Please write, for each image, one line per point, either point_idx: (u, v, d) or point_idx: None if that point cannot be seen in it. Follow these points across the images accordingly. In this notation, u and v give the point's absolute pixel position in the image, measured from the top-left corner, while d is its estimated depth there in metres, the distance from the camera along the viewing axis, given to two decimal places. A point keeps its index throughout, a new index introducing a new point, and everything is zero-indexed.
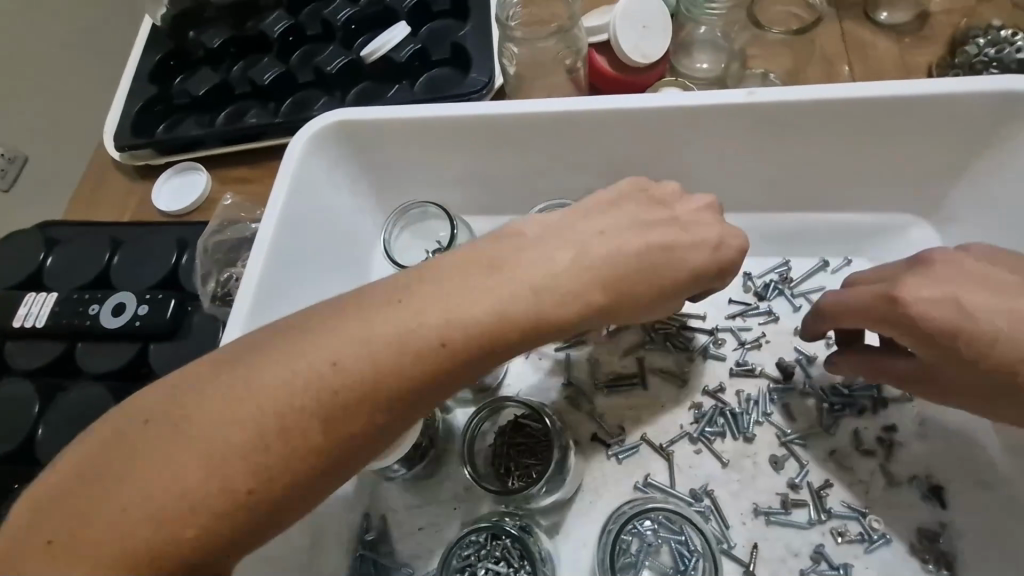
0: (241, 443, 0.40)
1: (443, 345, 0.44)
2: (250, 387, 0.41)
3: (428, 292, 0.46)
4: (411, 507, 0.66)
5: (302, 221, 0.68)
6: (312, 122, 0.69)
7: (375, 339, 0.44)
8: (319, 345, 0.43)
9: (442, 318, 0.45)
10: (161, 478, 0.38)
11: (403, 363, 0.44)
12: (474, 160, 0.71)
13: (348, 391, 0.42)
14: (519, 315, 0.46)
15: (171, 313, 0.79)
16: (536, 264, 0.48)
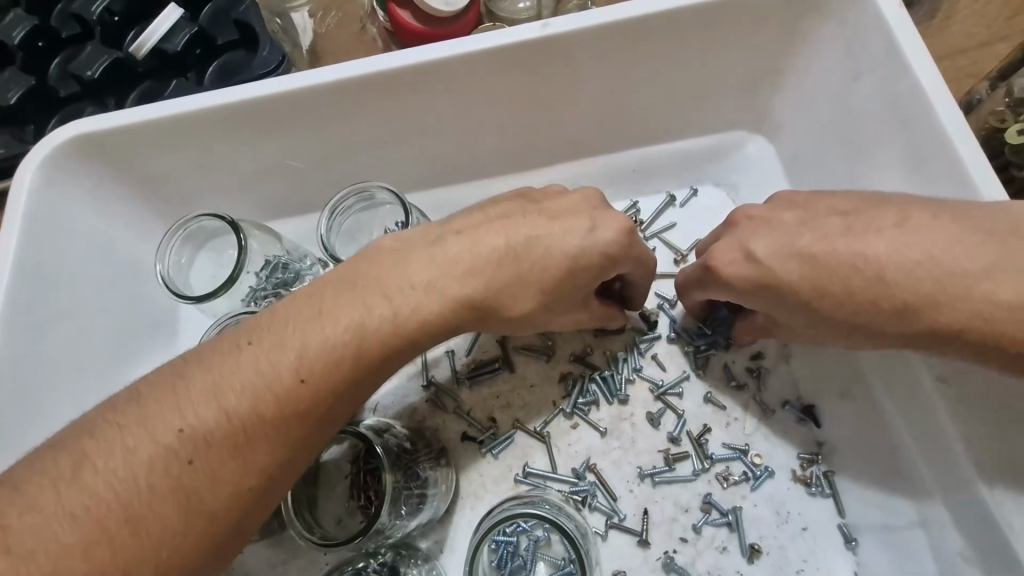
0: (74, 542, 0.36)
1: (191, 463, 0.39)
2: (54, 495, 0.36)
3: (156, 407, 0.39)
4: (274, 565, 0.57)
5: (48, 271, 0.55)
6: (42, 142, 0.55)
7: (94, 483, 0.37)
8: (40, 504, 0.36)
9: (177, 430, 0.39)
10: None
11: (159, 493, 0.38)
12: (264, 153, 0.60)
13: (96, 547, 0.36)
14: (277, 397, 0.41)
15: None
16: (289, 335, 0.42)
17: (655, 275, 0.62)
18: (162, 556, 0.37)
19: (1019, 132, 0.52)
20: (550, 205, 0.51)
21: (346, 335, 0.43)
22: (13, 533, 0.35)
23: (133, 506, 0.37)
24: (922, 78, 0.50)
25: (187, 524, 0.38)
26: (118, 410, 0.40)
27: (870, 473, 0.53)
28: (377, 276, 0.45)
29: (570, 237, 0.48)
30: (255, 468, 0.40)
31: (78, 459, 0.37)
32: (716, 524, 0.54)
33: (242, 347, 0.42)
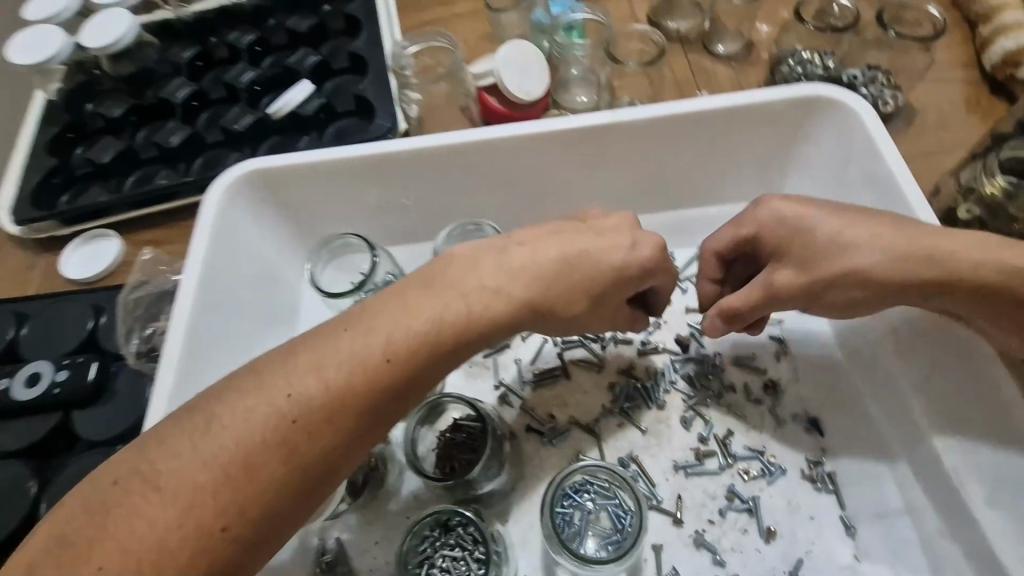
0: (206, 482, 0.45)
1: (295, 421, 0.48)
2: (191, 446, 0.46)
3: (271, 375, 0.49)
4: (362, 526, 0.68)
5: (225, 267, 0.71)
6: (230, 172, 0.73)
7: (225, 432, 0.47)
8: (183, 451, 0.46)
9: (287, 395, 0.49)
10: (138, 528, 0.43)
11: (270, 445, 0.47)
12: (386, 193, 0.78)
13: (220, 488, 0.45)
14: (367, 375, 0.51)
15: (93, 376, 0.76)
16: (377, 324, 0.53)
17: (687, 309, 0.78)
18: (270, 496, 0.47)
19: (967, 211, 0.69)
20: (598, 225, 0.63)
21: (427, 324, 0.54)
22: (161, 475, 0.45)
23: (251, 456, 0.46)
24: (893, 166, 0.67)
25: (296, 472, 0.48)
26: (238, 384, 0.50)
27: (865, 468, 0.66)
28: (452, 281, 0.57)
29: (615, 251, 0.61)
30: (346, 429, 0.50)
31: (207, 418, 0.48)
32: (738, 509, 0.65)
33: (341, 332, 0.53)
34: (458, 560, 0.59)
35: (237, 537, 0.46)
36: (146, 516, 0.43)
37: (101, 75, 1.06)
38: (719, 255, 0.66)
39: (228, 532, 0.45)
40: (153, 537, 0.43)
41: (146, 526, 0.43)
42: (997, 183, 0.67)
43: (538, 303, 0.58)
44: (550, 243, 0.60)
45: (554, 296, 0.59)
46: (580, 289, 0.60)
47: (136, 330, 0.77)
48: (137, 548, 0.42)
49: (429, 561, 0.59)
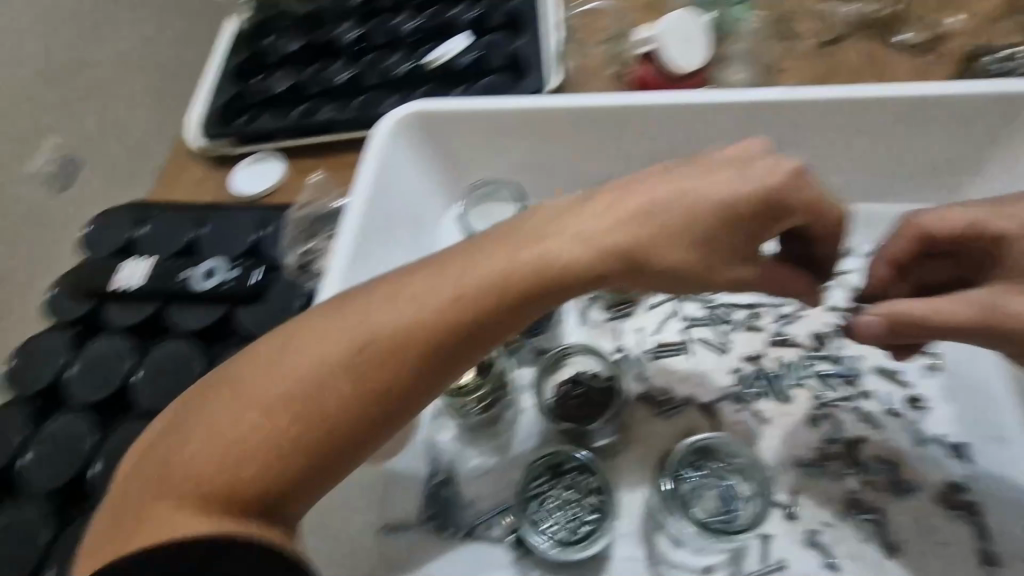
0: (281, 395, 0.48)
1: (366, 349, 0.49)
2: (272, 360, 0.49)
3: (345, 309, 0.51)
4: (473, 455, 0.72)
5: (386, 199, 0.76)
6: (399, 109, 0.78)
7: (296, 355, 0.49)
8: (255, 372, 0.49)
9: (360, 325, 0.50)
10: (224, 429, 0.47)
11: (341, 368, 0.48)
12: (537, 147, 0.79)
13: (295, 402, 0.48)
14: (444, 312, 0.50)
15: (258, 280, 0.87)
16: (450, 269, 0.52)
17: (828, 306, 0.74)
18: (343, 415, 0.48)
19: None
20: (717, 163, 0.53)
21: (501, 270, 0.51)
22: (236, 388, 0.49)
23: (323, 378, 0.48)
24: None
25: (362, 402, 0.49)
26: (314, 317, 0.52)
27: (1009, 506, 0.61)
28: (533, 232, 0.53)
29: (726, 186, 0.51)
30: (409, 367, 0.50)
31: (273, 351, 0.50)
32: (861, 518, 0.62)
33: (416, 273, 0.53)
34: (569, 502, 0.61)
35: (310, 449, 0.48)
36: (215, 425, 0.47)
37: (283, 14, 1.15)
38: (893, 261, 0.60)
39: (303, 441, 0.48)
40: (234, 439, 0.47)
41: (230, 429, 0.47)
42: None
43: (635, 255, 0.51)
44: (654, 186, 0.52)
45: (651, 244, 0.51)
46: (683, 238, 0.51)
47: (296, 245, 0.86)
48: (222, 445, 0.47)
49: (540, 497, 0.62)
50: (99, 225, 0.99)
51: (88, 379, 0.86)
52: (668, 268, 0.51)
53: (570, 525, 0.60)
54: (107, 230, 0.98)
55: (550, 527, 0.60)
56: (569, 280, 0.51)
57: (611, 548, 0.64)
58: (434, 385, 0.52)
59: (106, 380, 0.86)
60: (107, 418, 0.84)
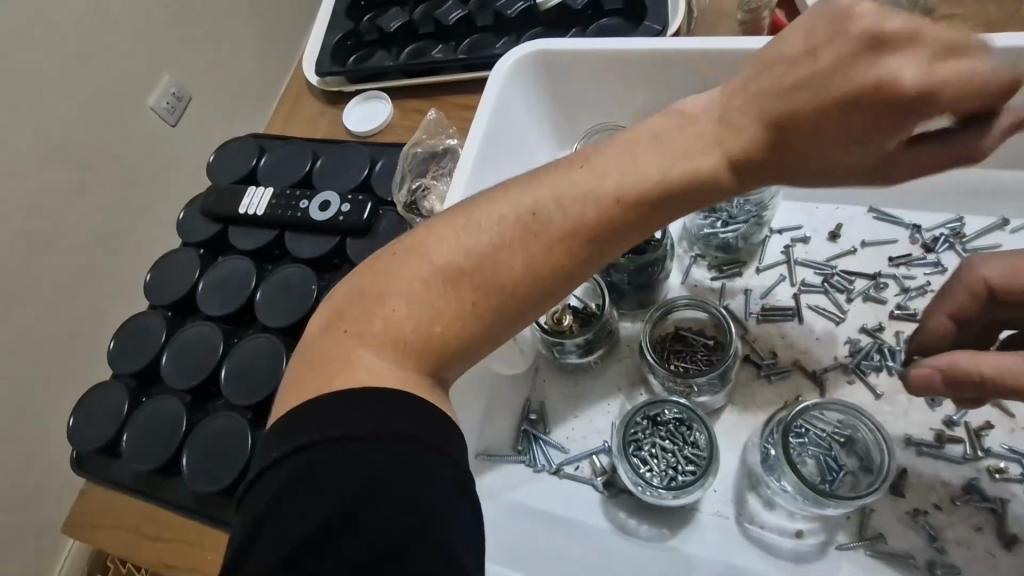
0: (449, 269, 0.45)
1: (527, 232, 0.45)
2: (443, 233, 0.46)
3: (506, 192, 0.46)
4: (567, 398, 0.74)
5: (501, 139, 0.76)
6: (519, 48, 0.77)
7: (451, 240, 0.45)
8: (404, 263, 0.46)
9: (528, 209, 0.45)
10: (397, 297, 0.45)
11: (509, 249, 0.45)
12: (658, 95, 0.77)
13: (465, 277, 0.45)
14: (604, 205, 0.44)
15: (368, 215, 0.90)
16: (620, 159, 0.44)
17: None
18: (512, 296, 0.45)
19: None
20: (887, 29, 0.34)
21: (676, 163, 0.42)
22: (381, 288, 0.46)
23: (492, 257, 0.45)
24: None
25: (519, 285, 0.45)
26: (461, 210, 0.47)
27: None
28: (709, 114, 0.42)
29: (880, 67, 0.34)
30: (564, 258, 0.45)
31: (420, 241, 0.46)
32: (979, 505, 0.59)
33: (573, 165, 0.45)
34: (665, 451, 0.63)
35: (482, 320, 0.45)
36: (377, 314, 0.45)
37: None
38: (955, 314, 0.55)
39: (472, 312, 0.45)
40: (405, 307, 0.45)
41: (401, 298, 0.45)
42: None
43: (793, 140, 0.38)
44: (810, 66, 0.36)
45: (809, 125, 0.37)
46: (866, 111, 0.35)
47: (407, 181, 0.87)
48: (393, 312, 0.45)
49: (637, 443, 0.63)
50: (223, 154, 1.06)
51: (212, 295, 0.93)
52: (836, 157, 0.38)
53: (665, 472, 0.61)
54: (231, 160, 1.05)
55: (645, 472, 0.61)
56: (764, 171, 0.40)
57: (699, 502, 0.65)
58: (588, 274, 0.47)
59: (227, 299, 0.92)
60: (229, 332, 0.92)
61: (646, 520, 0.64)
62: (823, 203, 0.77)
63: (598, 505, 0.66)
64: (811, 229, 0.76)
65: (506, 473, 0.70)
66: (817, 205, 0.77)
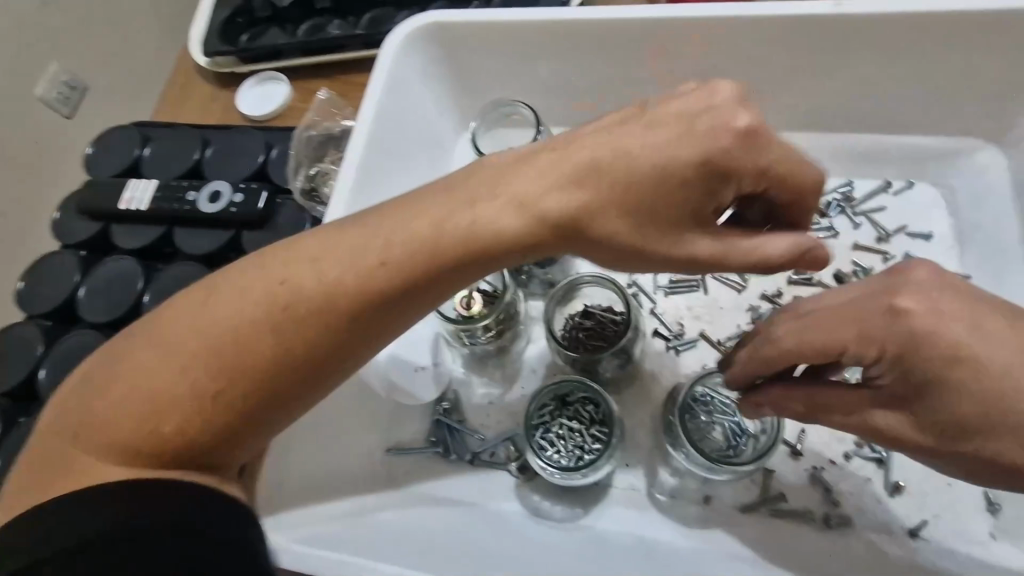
0: (218, 341, 0.47)
1: (282, 309, 0.47)
2: (210, 302, 0.49)
3: (273, 262, 0.49)
4: (480, 384, 0.72)
5: (397, 118, 0.72)
6: (411, 20, 0.73)
7: (211, 315, 0.48)
8: (167, 338, 0.48)
9: (280, 283, 0.48)
10: (160, 374, 0.47)
11: (269, 322, 0.48)
12: (558, 67, 0.73)
13: (230, 345, 0.48)
14: (361, 275, 0.47)
15: (264, 204, 0.84)
16: (385, 229, 0.48)
17: (854, 245, 0.71)
18: (279, 366, 0.48)
19: None
20: (670, 107, 0.44)
21: (430, 231, 0.46)
22: (149, 342, 0.48)
23: (255, 329, 0.47)
24: None
25: (275, 364, 0.48)
26: (235, 267, 0.50)
27: None
28: (476, 181, 0.47)
29: (664, 140, 0.42)
30: (319, 336, 0.48)
31: (198, 296, 0.49)
32: (867, 458, 0.61)
33: (347, 228, 0.49)
34: (573, 432, 0.62)
35: (245, 390, 0.48)
36: (134, 370, 0.48)
37: None
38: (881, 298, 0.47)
39: (233, 386, 0.48)
40: (171, 380, 0.47)
41: (165, 369, 0.47)
42: None
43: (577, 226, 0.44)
44: (630, 128, 0.43)
45: (593, 210, 0.43)
46: (676, 176, 0.42)
47: (303, 168, 0.82)
48: (156, 382, 0.47)
49: (545, 426, 0.62)
50: (102, 144, 0.96)
51: (98, 301, 0.86)
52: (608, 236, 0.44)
53: (573, 453, 0.60)
54: (111, 150, 0.96)
55: (553, 454, 0.60)
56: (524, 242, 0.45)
57: (612, 477, 0.65)
58: (340, 368, 0.50)
59: (114, 303, 0.85)
60: None
61: (559, 501, 0.64)
62: None
63: (512, 490, 0.65)
64: None
65: (302, 515, 0.61)
66: None
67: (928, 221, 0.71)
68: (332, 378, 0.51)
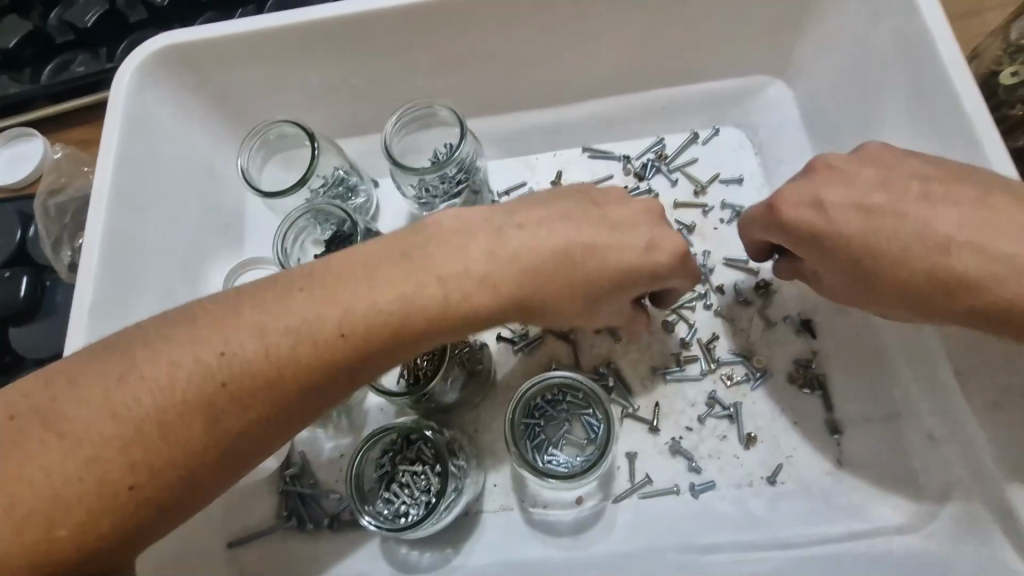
0: (114, 435, 0.38)
1: (225, 386, 0.40)
2: (115, 375, 0.39)
3: (181, 335, 0.41)
4: (328, 441, 0.64)
5: (145, 163, 0.63)
6: (138, 49, 0.63)
7: (91, 403, 0.38)
8: (38, 440, 0.37)
9: (218, 353, 0.40)
10: (33, 473, 0.36)
11: (190, 409, 0.40)
12: (330, 72, 0.67)
13: (127, 446, 0.38)
14: (316, 352, 0.42)
15: (27, 291, 0.71)
16: (335, 291, 0.43)
17: (676, 204, 0.68)
18: (201, 460, 0.40)
19: (1013, 74, 0.58)
20: (613, 212, 0.47)
21: (392, 308, 0.43)
22: (66, 421, 0.38)
23: (166, 418, 0.39)
24: (930, 20, 0.55)
25: (176, 463, 0.39)
26: (182, 322, 0.41)
27: (856, 377, 0.60)
28: (420, 255, 0.45)
29: (626, 251, 0.46)
30: (226, 428, 0.41)
31: (127, 361, 0.39)
32: (719, 416, 0.61)
33: (293, 294, 0.43)
34: (418, 474, 0.57)
35: (142, 499, 0.39)
36: (36, 458, 0.37)
37: None
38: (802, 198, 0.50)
39: (136, 491, 0.38)
40: (49, 484, 0.36)
41: (41, 472, 0.37)
42: None
43: (523, 303, 0.46)
44: (584, 226, 0.47)
45: (544, 293, 0.46)
46: (632, 280, 0.47)
47: (65, 242, 0.73)
48: (28, 496, 0.36)
49: (390, 476, 0.57)
50: None
51: None
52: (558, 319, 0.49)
53: (421, 498, 0.55)
54: None
55: (400, 507, 0.55)
56: (460, 313, 0.45)
57: (481, 502, 0.61)
58: (237, 469, 0.43)
59: None
60: None
61: (428, 546, 0.59)
62: (541, 152, 0.72)
63: (377, 549, 0.60)
64: (534, 182, 0.71)
65: None
66: (535, 156, 0.72)
67: (739, 162, 0.69)
68: (251, 462, 0.44)
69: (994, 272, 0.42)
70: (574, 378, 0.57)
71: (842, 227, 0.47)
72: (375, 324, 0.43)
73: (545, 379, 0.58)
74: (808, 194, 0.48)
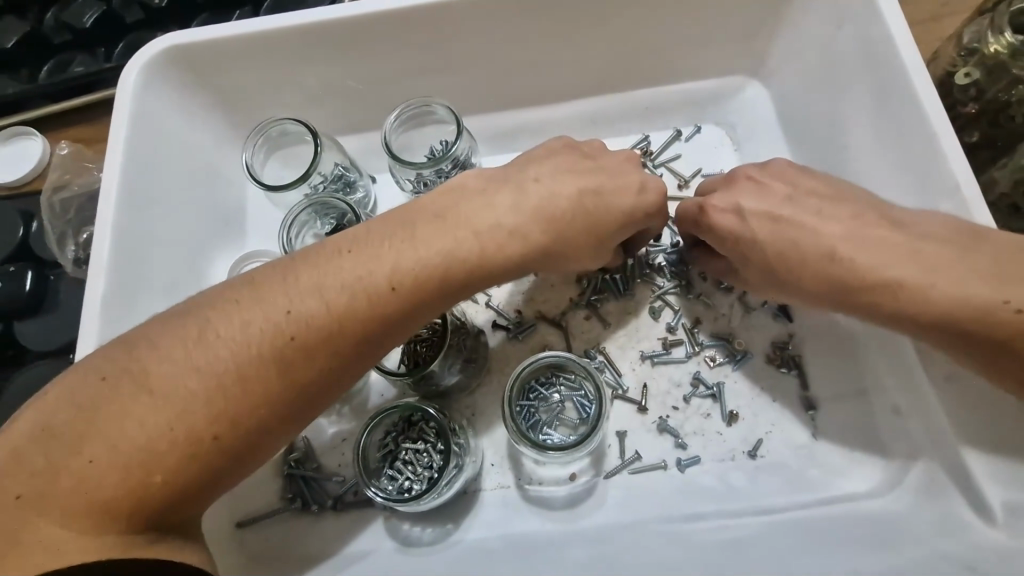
0: (199, 390, 0.41)
1: (293, 339, 0.44)
2: (194, 337, 0.42)
3: (252, 297, 0.44)
4: (330, 425, 0.67)
5: (150, 160, 0.65)
6: (142, 50, 0.65)
7: (178, 360, 0.41)
8: (131, 398, 0.40)
9: (286, 311, 0.44)
10: (128, 429, 0.40)
11: (264, 362, 0.43)
12: (327, 72, 0.69)
13: (210, 398, 0.42)
14: (370, 304, 0.46)
15: (31, 285, 0.73)
16: (384, 250, 0.47)
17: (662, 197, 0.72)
18: (276, 410, 0.44)
19: (965, 75, 0.62)
20: (606, 162, 0.56)
21: (436, 259, 0.48)
22: (155, 379, 0.41)
23: (244, 371, 0.42)
24: (892, 28, 0.60)
25: (253, 411, 0.43)
26: (248, 287, 0.45)
27: (828, 356, 0.65)
28: (459, 211, 0.50)
29: (626, 196, 0.54)
30: (296, 379, 0.44)
31: (203, 324, 0.43)
32: (703, 395, 0.65)
33: (343, 254, 0.47)
34: (421, 452, 0.60)
35: (224, 448, 0.42)
36: (131, 413, 0.40)
37: None
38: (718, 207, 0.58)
39: (219, 440, 0.42)
40: (142, 437, 0.40)
41: (135, 426, 0.40)
42: (1003, 40, 0.58)
43: (546, 250, 0.52)
44: (592, 176, 0.54)
45: (558, 246, 0.52)
46: (638, 215, 0.55)
47: (70, 237, 0.75)
48: (122, 448, 0.40)
49: (393, 455, 0.60)
50: None
51: None
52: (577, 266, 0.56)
53: (424, 474, 0.58)
54: None
55: (404, 483, 0.58)
56: (496, 261, 0.50)
57: (479, 481, 0.64)
58: (307, 415, 0.47)
59: None
60: None
61: (428, 523, 0.62)
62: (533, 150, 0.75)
63: (381, 527, 0.62)
64: None
65: None
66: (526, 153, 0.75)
67: (719, 159, 0.73)
68: (314, 415, 0.47)
69: (940, 266, 0.47)
70: (567, 359, 0.60)
71: (754, 236, 0.55)
72: (427, 274, 0.48)
73: (539, 361, 0.60)
74: (729, 203, 0.56)
